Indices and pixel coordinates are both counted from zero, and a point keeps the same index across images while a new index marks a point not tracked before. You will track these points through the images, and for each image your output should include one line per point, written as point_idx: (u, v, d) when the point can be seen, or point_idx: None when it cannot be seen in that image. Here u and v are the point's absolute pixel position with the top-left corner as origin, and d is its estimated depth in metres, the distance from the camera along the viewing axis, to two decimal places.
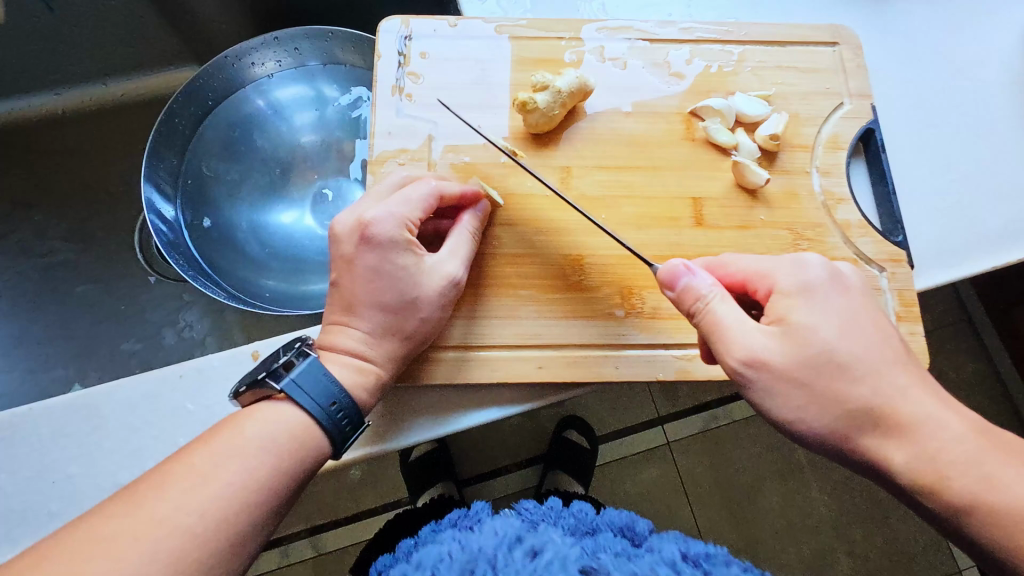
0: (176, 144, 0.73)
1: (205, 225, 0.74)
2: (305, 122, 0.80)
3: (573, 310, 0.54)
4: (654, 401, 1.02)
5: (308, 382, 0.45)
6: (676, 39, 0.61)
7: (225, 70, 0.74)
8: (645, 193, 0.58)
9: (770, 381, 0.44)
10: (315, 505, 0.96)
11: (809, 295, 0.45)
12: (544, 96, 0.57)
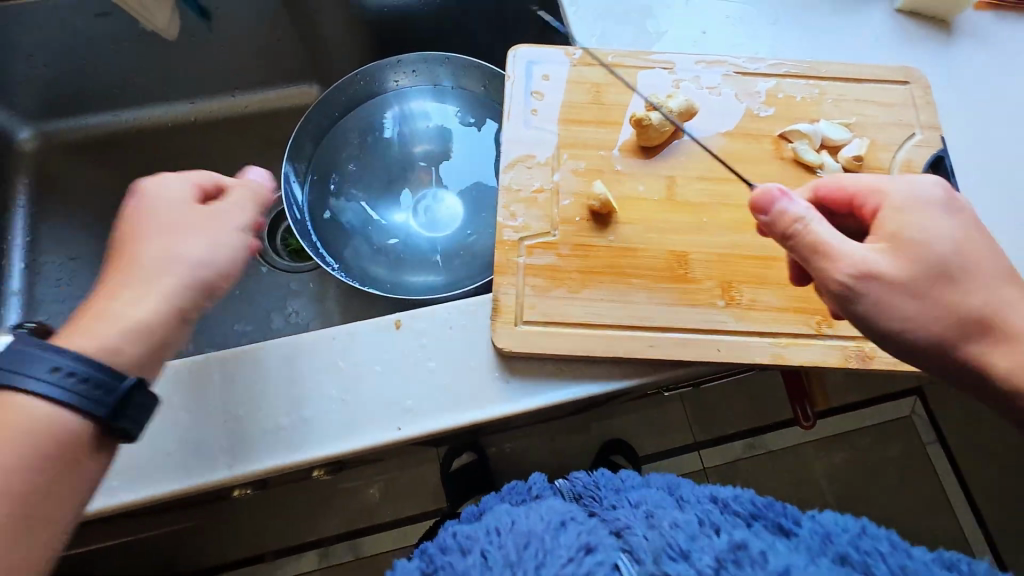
0: (315, 131, 0.85)
1: (326, 214, 0.87)
2: (421, 133, 0.90)
3: (679, 297, 0.64)
4: (691, 427, 1.29)
5: (22, 363, 0.45)
6: (764, 73, 0.75)
7: (365, 79, 0.86)
8: (742, 202, 0.68)
9: (884, 291, 0.52)
10: (355, 512, 1.22)
11: (905, 212, 0.54)
12: (658, 115, 0.68)
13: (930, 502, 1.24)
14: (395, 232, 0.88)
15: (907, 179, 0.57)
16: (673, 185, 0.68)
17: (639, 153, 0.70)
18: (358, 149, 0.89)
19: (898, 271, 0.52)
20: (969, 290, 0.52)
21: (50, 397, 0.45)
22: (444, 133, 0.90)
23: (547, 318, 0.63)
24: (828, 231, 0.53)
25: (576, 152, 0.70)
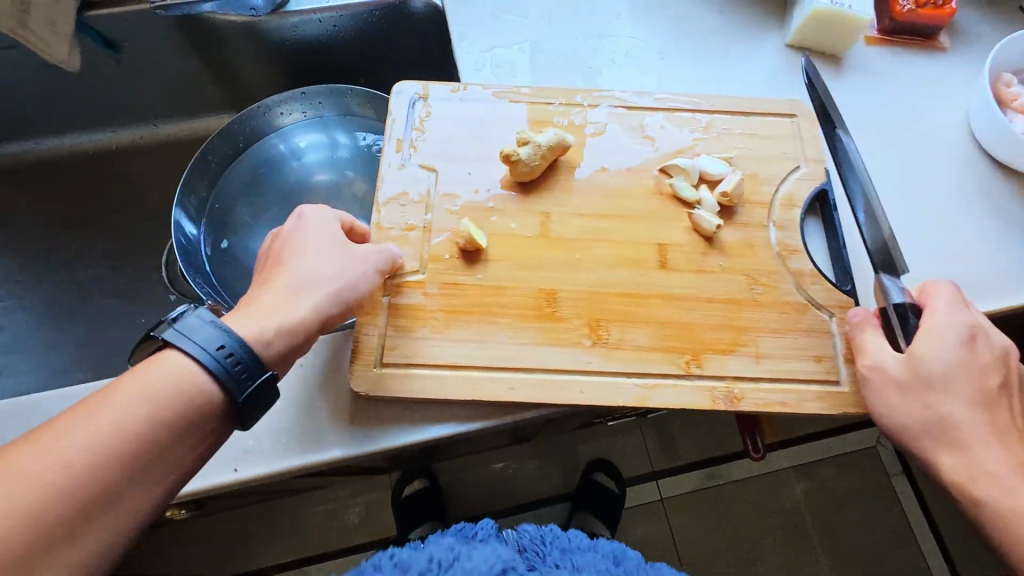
0: (209, 173, 0.85)
1: (223, 246, 0.85)
2: (316, 162, 0.93)
3: (545, 336, 0.62)
4: (647, 456, 1.26)
5: (192, 332, 0.49)
6: (651, 107, 0.75)
7: (260, 115, 0.87)
8: (618, 238, 0.67)
9: (872, 381, 0.58)
10: (308, 540, 1.19)
11: (941, 336, 0.57)
12: (527, 150, 0.67)
13: (897, 548, 1.20)
14: None
15: (959, 304, 0.59)
16: (548, 222, 0.68)
17: (514, 191, 0.70)
18: (252, 187, 0.90)
19: (903, 370, 0.57)
20: (931, 356, 0.56)
21: (201, 362, 0.48)
22: (342, 159, 0.94)
23: (406, 357, 0.61)
24: (878, 344, 0.59)
25: (451, 190, 0.70)
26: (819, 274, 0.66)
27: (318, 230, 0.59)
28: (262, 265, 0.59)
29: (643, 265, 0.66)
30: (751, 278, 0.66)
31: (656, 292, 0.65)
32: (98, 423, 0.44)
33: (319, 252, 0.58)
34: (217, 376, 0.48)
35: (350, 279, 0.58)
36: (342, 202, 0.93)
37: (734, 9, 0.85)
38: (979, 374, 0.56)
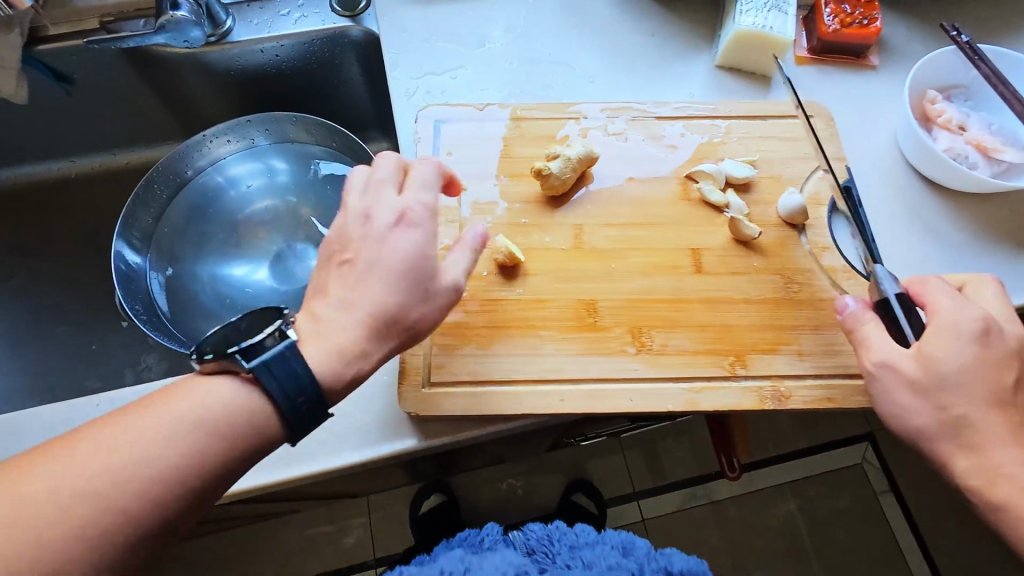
0: (150, 207, 0.89)
1: (167, 273, 0.89)
2: (257, 190, 0.96)
3: (588, 346, 0.63)
4: (631, 472, 1.29)
5: (274, 366, 0.48)
6: (670, 116, 0.76)
7: (200, 147, 0.91)
8: (651, 245, 0.68)
9: (891, 383, 0.56)
10: (278, 562, 1.23)
11: (951, 334, 0.56)
12: (557, 164, 0.69)
13: (880, 550, 1.22)
14: (238, 287, 0.91)
15: (962, 296, 0.58)
16: (581, 234, 0.69)
17: (546, 205, 0.71)
18: (193, 217, 0.93)
19: (917, 372, 0.56)
20: (946, 355, 0.55)
21: (275, 399, 0.48)
22: (282, 186, 0.96)
23: (455, 375, 0.62)
24: (885, 342, 0.58)
25: (483, 207, 0.71)
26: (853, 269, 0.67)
27: (407, 235, 0.54)
28: (351, 243, 0.55)
29: (679, 271, 0.67)
30: (786, 277, 0.67)
31: (693, 296, 0.66)
32: (148, 435, 0.45)
33: (405, 270, 0.53)
34: (284, 412, 0.48)
35: (423, 312, 0.53)
36: (282, 230, 0.97)
37: (667, 33, 0.86)
38: (992, 372, 0.56)
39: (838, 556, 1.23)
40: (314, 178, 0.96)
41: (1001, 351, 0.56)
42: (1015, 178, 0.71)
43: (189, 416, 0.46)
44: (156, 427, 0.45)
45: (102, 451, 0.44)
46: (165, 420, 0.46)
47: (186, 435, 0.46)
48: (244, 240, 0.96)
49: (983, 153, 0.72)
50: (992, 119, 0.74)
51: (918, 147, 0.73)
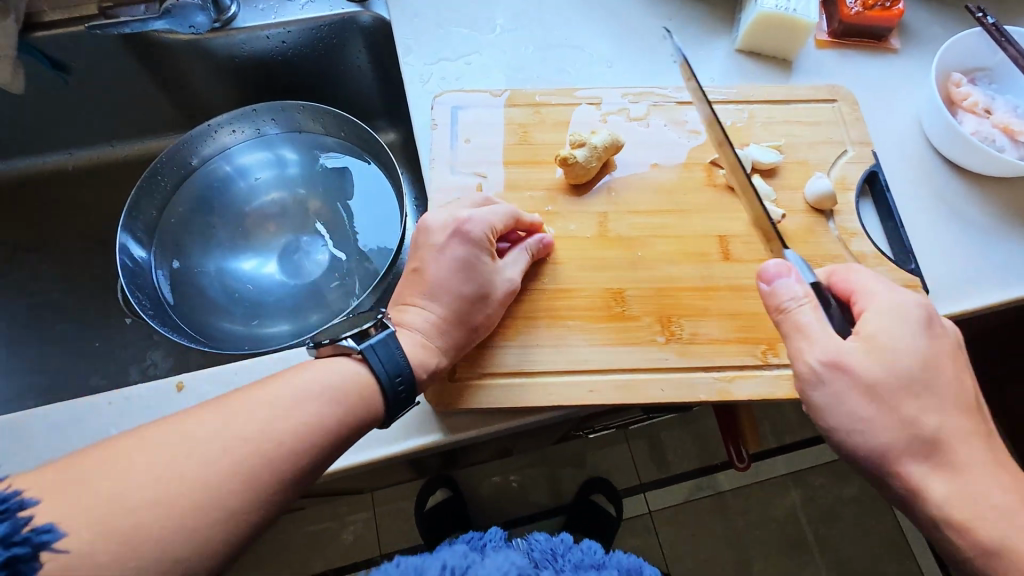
0: (155, 199, 0.86)
1: (174, 267, 0.87)
2: (265, 181, 0.94)
3: (617, 336, 0.62)
4: (638, 465, 1.28)
5: (381, 350, 0.53)
6: (692, 101, 0.75)
7: (205, 137, 0.88)
8: (677, 233, 0.67)
9: (839, 381, 0.49)
10: (291, 558, 1.21)
11: (896, 322, 0.51)
12: (583, 152, 0.67)
13: (885, 539, 1.23)
14: (248, 282, 0.89)
15: (891, 286, 0.54)
16: (605, 222, 0.67)
17: (569, 192, 0.69)
18: (199, 209, 0.90)
19: (870, 367, 0.49)
20: (891, 350, 0.50)
21: (377, 376, 0.53)
22: (290, 176, 0.94)
23: (482, 366, 0.61)
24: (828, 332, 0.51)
25: (504, 195, 0.69)
26: (883, 256, 0.66)
27: (473, 245, 0.59)
28: (423, 255, 0.60)
29: (707, 258, 0.66)
30: (815, 263, 0.66)
31: (721, 284, 0.64)
32: (275, 415, 0.47)
33: (471, 278, 0.59)
34: (384, 390, 0.53)
35: (491, 312, 0.60)
36: (291, 222, 0.93)
37: (685, 17, 0.84)
38: (942, 367, 0.50)
39: (843, 544, 1.23)
40: (324, 169, 0.94)
41: (944, 342, 0.51)
42: None
43: (316, 396, 0.50)
44: (281, 408, 0.48)
45: (212, 436, 0.45)
46: (290, 401, 0.49)
47: (312, 415, 0.49)
48: (251, 233, 0.92)
49: (1009, 137, 0.71)
50: (1016, 101, 0.73)
51: (945, 131, 0.72)
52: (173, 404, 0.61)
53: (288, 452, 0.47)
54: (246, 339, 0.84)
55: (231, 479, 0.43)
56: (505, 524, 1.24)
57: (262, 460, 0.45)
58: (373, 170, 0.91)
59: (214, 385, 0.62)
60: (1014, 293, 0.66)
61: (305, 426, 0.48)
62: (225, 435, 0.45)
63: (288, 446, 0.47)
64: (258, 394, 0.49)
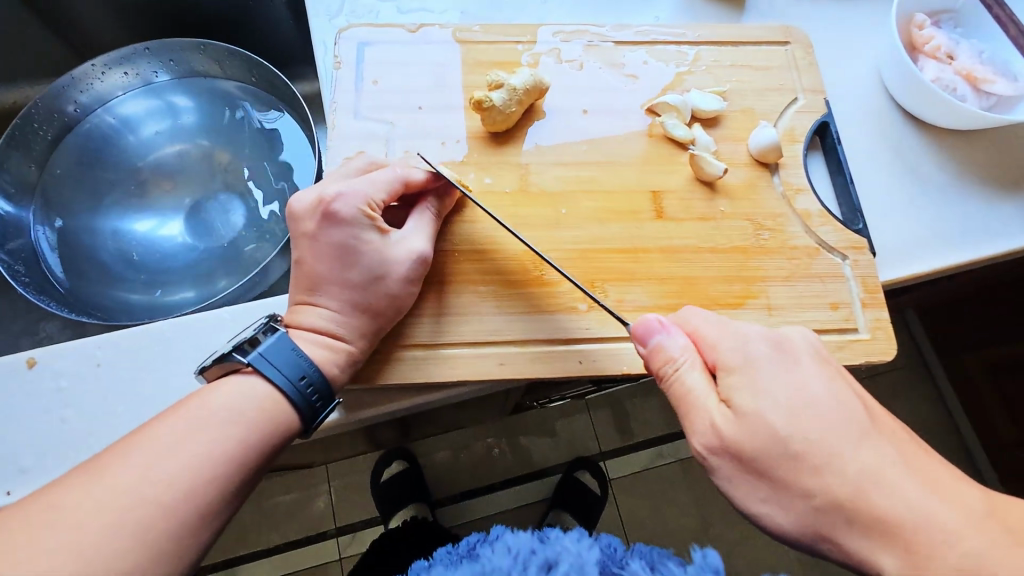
0: (31, 152, 0.76)
1: (57, 226, 0.77)
2: (158, 131, 0.84)
3: (536, 303, 0.55)
4: (596, 434, 1.25)
5: (277, 358, 0.47)
6: (632, 41, 0.67)
7: (84, 81, 0.77)
8: (607, 188, 0.60)
9: (733, 470, 0.42)
10: (235, 539, 1.13)
11: (753, 369, 0.44)
12: (500, 95, 0.59)
13: None
14: (145, 244, 0.79)
15: (728, 324, 0.48)
16: (527, 174, 0.60)
17: (488, 141, 0.61)
18: (88, 165, 0.80)
19: (747, 440, 0.42)
20: (765, 410, 0.42)
21: (278, 387, 0.46)
22: (188, 126, 0.84)
23: (393, 339, 0.54)
24: (698, 408, 0.44)
25: (414, 143, 0.61)
26: (829, 215, 0.60)
27: (354, 220, 0.51)
28: (302, 246, 0.52)
29: (637, 217, 0.59)
30: (755, 223, 0.60)
31: (651, 245, 0.58)
32: (163, 457, 0.41)
33: (354, 262, 0.50)
34: (293, 403, 0.46)
35: (396, 292, 0.51)
36: (194, 178, 0.83)
37: None
38: (828, 400, 0.43)
39: None
40: (232, 119, 0.84)
41: (812, 368, 0.44)
42: (1008, 111, 0.65)
43: (213, 425, 0.43)
44: (169, 446, 0.41)
45: (85, 483, 0.39)
46: (181, 436, 0.42)
47: (212, 448, 0.42)
48: (148, 190, 0.82)
49: (972, 85, 0.65)
50: (982, 45, 0.66)
51: (902, 78, 0.65)
52: (26, 381, 0.54)
53: (187, 496, 0.40)
54: (142, 310, 0.74)
55: (116, 537, 0.37)
56: (462, 495, 1.20)
57: (157, 509, 0.39)
58: (287, 118, 0.82)
59: (73, 359, 0.55)
60: (966, 253, 0.61)
61: (205, 461, 0.42)
62: (101, 489, 0.38)
63: (187, 489, 0.40)
64: (144, 435, 0.42)
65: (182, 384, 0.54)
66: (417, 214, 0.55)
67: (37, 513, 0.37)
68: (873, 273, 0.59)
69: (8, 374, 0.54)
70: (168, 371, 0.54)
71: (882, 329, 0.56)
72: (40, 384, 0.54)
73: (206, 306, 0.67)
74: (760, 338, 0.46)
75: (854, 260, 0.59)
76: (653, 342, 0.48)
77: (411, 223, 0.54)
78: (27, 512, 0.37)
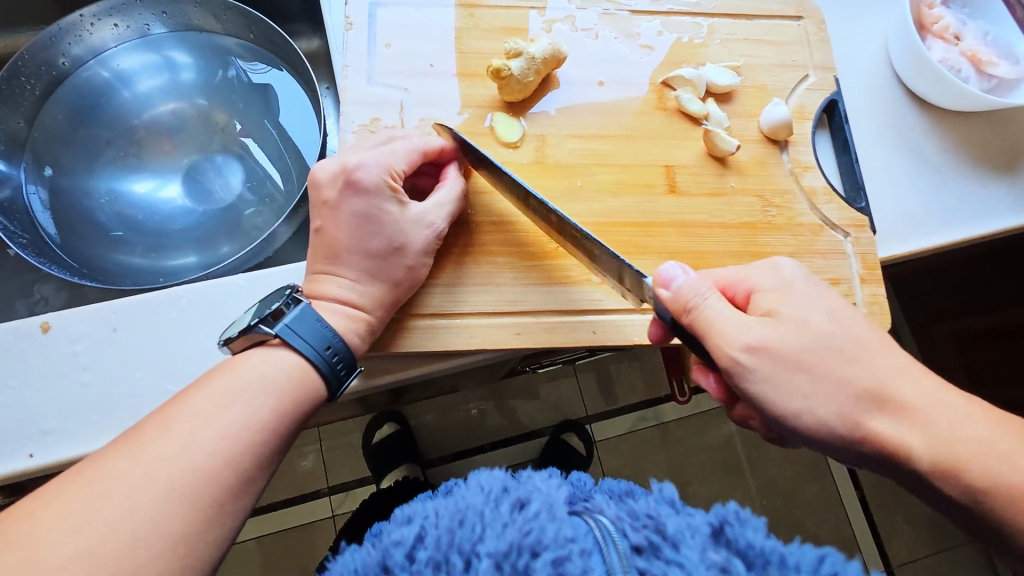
0: (19, 107, 0.73)
1: (48, 183, 0.75)
2: (154, 88, 0.80)
3: (550, 276, 0.57)
4: (586, 398, 1.28)
5: (302, 329, 0.47)
6: (647, 11, 0.66)
7: (75, 31, 0.73)
8: (621, 161, 0.60)
9: (774, 370, 0.45)
10: None
11: (788, 292, 0.49)
12: (518, 63, 0.58)
13: (809, 464, 1.27)
14: (142, 206, 0.77)
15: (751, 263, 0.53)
16: (543, 146, 0.60)
17: (504, 110, 0.61)
18: (79, 122, 0.77)
19: (793, 344, 0.46)
20: (790, 316, 0.47)
21: (306, 356, 0.47)
22: (186, 83, 0.81)
23: (408, 309, 0.55)
24: (730, 323, 0.46)
25: (427, 111, 0.60)
26: (834, 192, 0.62)
27: (375, 187, 0.51)
28: (325, 213, 0.52)
29: (650, 190, 0.60)
30: (763, 199, 0.61)
31: (665, 219, 0.59)
32: (201, 425, 0.41)
33: (376, 233, 0.51)
34: (319, 370, 0.47)
35: (412, 263, 0.52)
36: (190, 138, 0.81)
37: None
38: (843, 309, 0.49)
39: (773, 470, 1.26)
40: (229, 77, 0.81)
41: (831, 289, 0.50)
42: (1006, 95, 0.66)
43: (246, 394, 0.44)
44: (206, 415, 0.42)
45: (132, 453, 0.39)
46: (215, 405, 0.42)
47: (247, 415, 0.43)
48: (145, 150, 0.80)
49: (975, 67, 0.66)
50: (989, 26, 0.67)
51: (910, 57, 0.67)
52: (39, 345, 0.54)
53: (232, 461, 0.41)
54: (143, 274, 0.73)
55: (166, 502, 0.38)
56: (454, 456, 1.24)
57: (202, 477, 0.40)
58: (288, 78, 0.79)
59: (89, 325, 0.54)
60: (958, 232, 0.64)
61: (240, 429, 0.42)
62: (151, 458, 0.39)
63: (228, 455, 0.41)
64: (178, 407, 0.42)
65: (199, 349, 0.54)
66: (440, 185, 0.55)
67: (86, 480, 0.38)
68: (873, 251, 0.61)
69: (25, 340, 0.54)
70: (183, 337, 0.55)
71: (878, 303, 0.59)
72: (57, 350, 0.54)
73: (213, 272, 0.66)
74: (787, 266, 0.52)
75: (856, 238, 0.61)
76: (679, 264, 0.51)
77: (435, 193, 0.55)
78: (75, 481, 0.38)
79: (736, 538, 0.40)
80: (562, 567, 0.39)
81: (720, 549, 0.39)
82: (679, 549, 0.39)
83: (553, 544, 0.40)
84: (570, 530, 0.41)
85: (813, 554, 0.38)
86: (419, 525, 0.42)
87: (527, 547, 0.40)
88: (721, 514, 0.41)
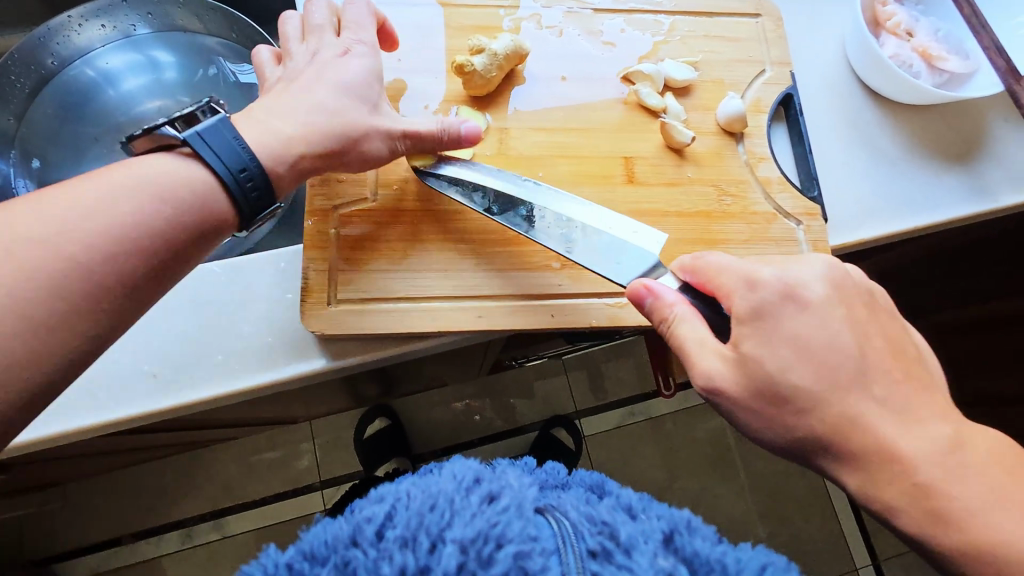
0: (9, 105, 0.73)
1: (41, 177, 0.76)
2: (140, 88, 0.84)
3: (511, 263, 0.59)
4: (570, 391, 1.31)
5: (213, 140, 0.47)
6: (609, 9, 0.68)
7: (62, 32, 0.76)
8: (582, 153, 0.63)
9: (730, 406, 0.47)
10: (220, 489, 1.19)
11: (763, 321, 0.47)
12: (482, 59, 0.61)
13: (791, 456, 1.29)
14: None
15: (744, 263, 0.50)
16: (506, 138, 0.63)
17: (469, 105, 0.64)
18: (67, 119, 0.79)
19: (746, 385, 0.46)
20: (757, 344, 0.46)
21: (215, 170, 0.46)
22: (171, 82, 0.85)
23: (373, 291, 0.57)
24: (692, 360, 0.49)
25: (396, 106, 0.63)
26: (788, 183, 0.65)
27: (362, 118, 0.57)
28: None
29: (610, 181, 0.62)
30: (719, 189, 0.64)
31: (623, 208, 0.62)
32: (84, 206, 0.42)
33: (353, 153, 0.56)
34: (226, 186, 0.47)
35: None
36: None
37: None
38: (824, 339, 0.46)
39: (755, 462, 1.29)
40: (211, 77, 0.84)
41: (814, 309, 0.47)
42: (957, 89, 0.69)
43: (135, 189, 0.43)
44: (89, 200, 0.42)
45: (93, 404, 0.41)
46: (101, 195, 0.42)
47: (131, 214, 0.43)
48: None
49: (926, 62, 0.69)
50: (940, 23, 0.70)
51: (862, 54, 0.69)
52: None
53: (115, 252, 0.42)
54: None
55: None
56: (443, 450, 1.26)
57: (75, 262, 0.40)
58: None
59: None
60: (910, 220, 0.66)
61: (121, 221, 0.42)
62: None
63: (112, 248, 0.42)
64: (69, 186, 0.43)
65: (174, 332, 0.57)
66: None
67: None
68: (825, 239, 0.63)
69: None
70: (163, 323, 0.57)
71: None
72: None
73: None
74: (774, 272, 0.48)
75: (807, 226, 0.63)
76: (654, 288, 0.52)
77: None
78: None
79: (684, 546, 0.44)
80: (523, 561, 0.41)
81: (669, 556, 0.43)
82: (632, 555, 0.42)
83: (518, 539, 0.41)
84: (535, 529, 0.42)
85: (754, 561, 0.42)
86: (391, 505, 0.43)
87: (492, 538, 0.41)
88: (674, 523, 0.46)
